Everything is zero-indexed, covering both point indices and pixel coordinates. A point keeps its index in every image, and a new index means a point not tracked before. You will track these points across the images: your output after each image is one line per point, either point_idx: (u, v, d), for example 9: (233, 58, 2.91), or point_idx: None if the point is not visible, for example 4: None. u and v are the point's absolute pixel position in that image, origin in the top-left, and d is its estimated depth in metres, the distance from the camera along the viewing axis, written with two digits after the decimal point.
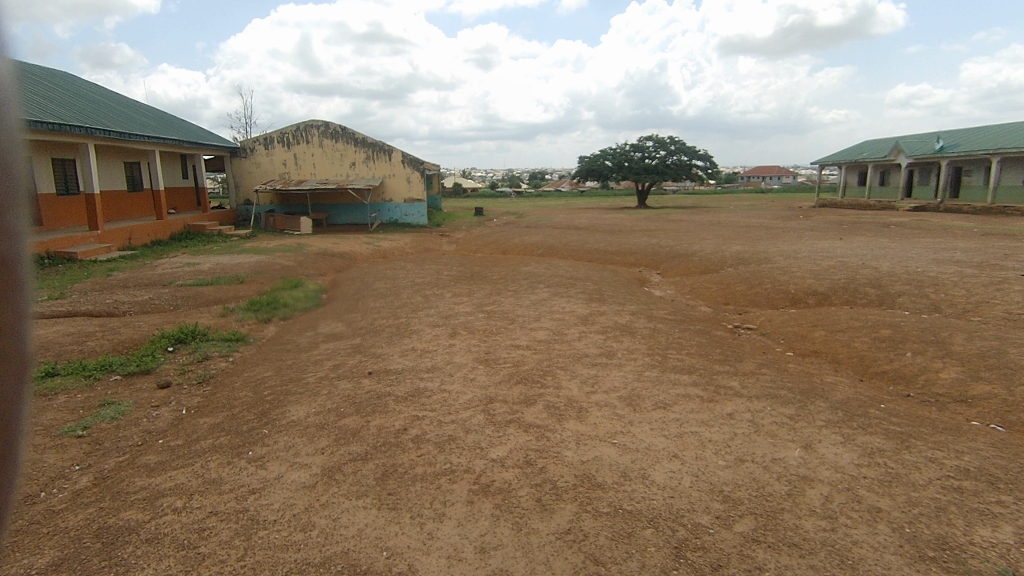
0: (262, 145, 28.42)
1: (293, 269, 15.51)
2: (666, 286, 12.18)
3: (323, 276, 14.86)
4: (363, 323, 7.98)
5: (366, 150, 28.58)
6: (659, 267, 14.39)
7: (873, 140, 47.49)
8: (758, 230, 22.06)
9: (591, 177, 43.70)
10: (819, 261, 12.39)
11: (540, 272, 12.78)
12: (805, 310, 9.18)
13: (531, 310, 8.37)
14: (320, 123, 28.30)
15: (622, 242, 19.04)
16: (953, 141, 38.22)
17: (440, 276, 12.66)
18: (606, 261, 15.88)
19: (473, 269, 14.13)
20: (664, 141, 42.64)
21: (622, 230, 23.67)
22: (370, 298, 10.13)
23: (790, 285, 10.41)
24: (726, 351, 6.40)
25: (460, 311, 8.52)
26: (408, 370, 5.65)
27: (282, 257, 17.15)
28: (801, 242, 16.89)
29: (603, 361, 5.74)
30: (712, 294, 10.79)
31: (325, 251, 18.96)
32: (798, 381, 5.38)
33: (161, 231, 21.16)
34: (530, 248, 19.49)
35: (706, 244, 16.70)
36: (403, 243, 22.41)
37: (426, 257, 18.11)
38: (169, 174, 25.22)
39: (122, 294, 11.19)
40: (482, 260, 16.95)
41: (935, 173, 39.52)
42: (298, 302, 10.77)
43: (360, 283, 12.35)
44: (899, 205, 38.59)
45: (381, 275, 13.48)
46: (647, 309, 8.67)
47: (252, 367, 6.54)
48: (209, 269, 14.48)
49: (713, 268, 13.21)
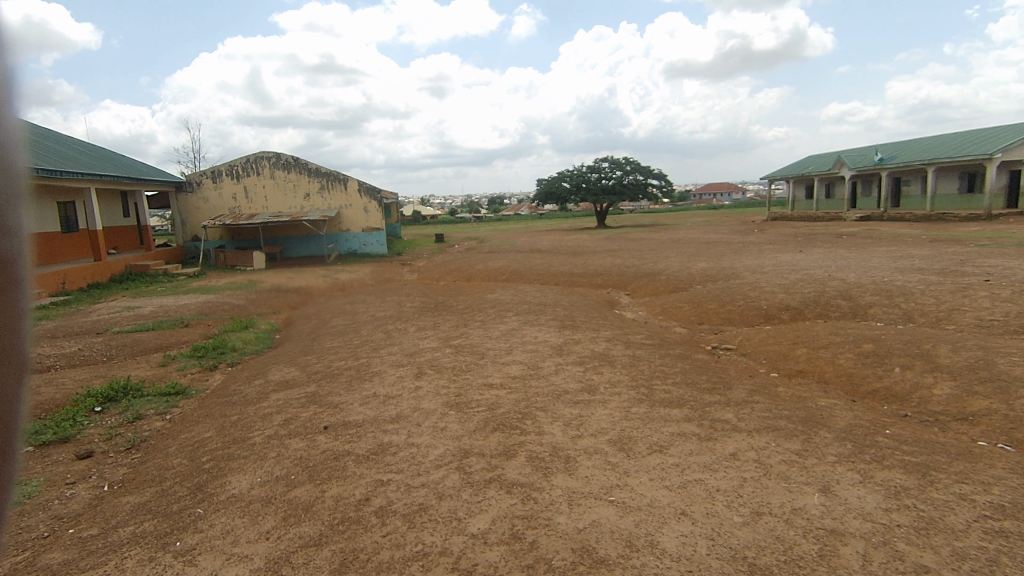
0: (209, 180, 27.28)
1: (244, 308, 14.57)
2: (637, 308, 11.88)
3: (277, 314, 13.99)
4: (319, 367, 7.28)
5: (320, 180, 27.78)
6: (627, 288, 14.13)
7: (816, 155, 49.50)
8: (719, 246, 22.25)
9: (550, 199, 43.85)
10: (786, 275, 12.35)
11: (507, 299, 12.31)
12: (781, 326, 8.99)
13: (501, 342, 7.86)
14: (271, 154, 27.41)
15: (587, 263, 18.81)
16: (891, 153, 40.12)
17: (403, 309, 12.03)
18: (573, 284, 15.54)
19: (436, 299, 13.54)
20: (620, 162, 43.31)
21: (585, 251, 23.52)
22: (327, 337, 9.41)
23: (761, 301, 10.26)
24: (712, 377, 6.05)
25: (426, 347, 7.93)
26: (369, 422, 5.02)
27: (231, 295, 16.16)
28: (763, 256, 17.00)
29: (585, 398, 5.26)
30: (685, 313, 10.54)
31: (279, 286, 18.04)
32: (794, 408, 5.03)
33: (99, 273, 19.78)
34: (493, 274, 19.03)
35: (671, 262, 16.59)
36: (362, 274, 21.61)
37: (387, 288, 17.42)
38: (108, 212, 23.80)
39: (49, 346, 10.13)
40: (446, 289, 16.38)
41: (877, 184, 41.30)
42: (248, 346, 9.95)
43: (317, 321, 11.61)
44: (847, 216, 40.04)
45: (339, 311, 12.75)
46: (622, 334, 8.29)
47: (190, 426, 5.78)
48: (150, 313, 13.42)
49: (682, 287, 13.01)
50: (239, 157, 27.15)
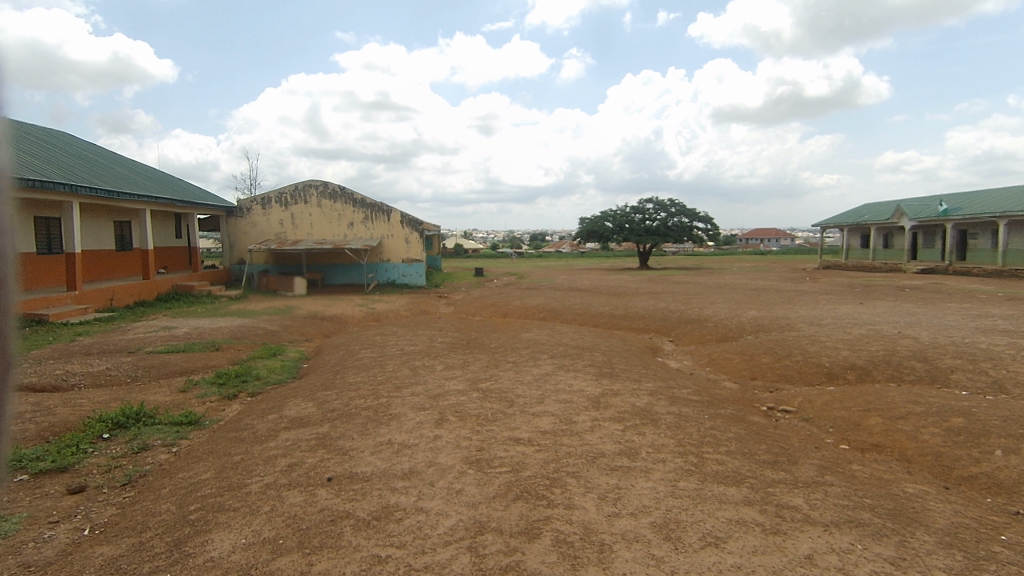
0: (259, 206, 28.06)
1: (277, 334, 14.44)
2: (681, 357, 11.09)
3: (308, 342, 13.78)
4: (337, 404, 6.82)
5: (364, 210, 28.19)
6: (671, 334, 13.34)
7: (873, 204, 47.62)
8: (770, 293, 21.13)
9: (592, 238, 43.35)
10: (848, 329, 11.35)
11: (542, 339, 11.71)
12: (846, 388, 8.05)
13: (533, 388, 7.24)
14: (319, 183, 28.03)
15: (629, 305, 18.09)
16: (956, 204, 38.15)
17: (433, 344, 11.59)
18: (613, 326, 14.84)
19: (469, 336, 13.07)
20: (665, 203, 42.66)
21: (627, 292, 22.79)
22: (351, 370, 8.99)
23: (822, 357, 9.33)
24: (772, 446, 5.26)
25: (451, 389, 7.39)
26: (377, 476, 4.47)
27: (267, 320, 16.12)
28: (819, 306, 15.91)
29: (625, 464, 4.56)
30: (735, 366, 9.68)
31: (315, 313, 17.97)
32: (877, 495, 4.21)
33: (147, 291, 20.26)
34: (531, 311, 18.50)
35: (718, 309, 15.70)
36: (398, 305, 21.44)
37: (422, 320, 17.11)
38: (161, 233, 24.61)
39: (78, 363, 10.07)
40: (481, 325, 15.92)
41: (940, 236, 39.22)
42: (272, 374, 9.63)
43: (345, 352, 11.26)
44: (907, 268, 38.02)
45: (369, 342, 12.41)
46: (667, 387, 7.55)
47: (191, 464, 5.35)
48: (185, 334, 13.40)
49: (731, 336, 12.15)
50: (289, 185, 27.88)
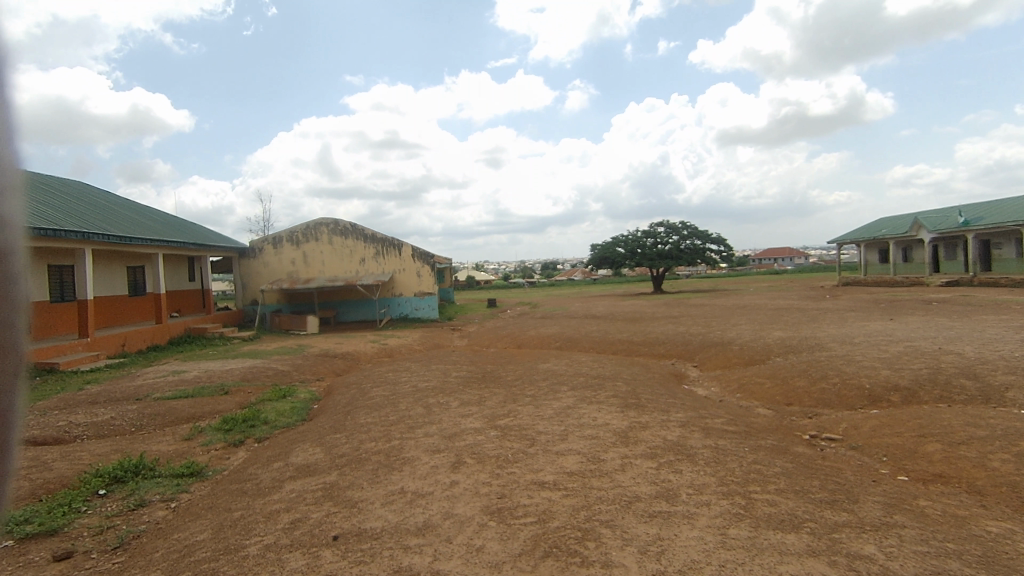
0: (271, 246, 28.15)
1: (288, 374, 14.10)
2: (708, 383, 10.53)
3: (320, 382, 13.41)
4: (347, 449, 6.39)
5: (375, 246, 28.16)
6: (695, 359, 12.79)
7: (889, 218, 46.88)
8: (792, 313, 20.49)
9: (604, 264, 42.94)
10: (884, 347, 10.72)
11: (561, 370, 11.21)
12: (893, 411, 7.45)
13: (555, 424, 6.76)
14: (330, 221, 28.13)
15: (647, 331, 17.56)
16: (976, 214, 37.37)
17: (448, 379, 11.16)
18: (633, 353, 14.32)
19: (484, 369, 12.62)
20: (676, 227, 42.32)
21: (644, 318, 22.25)
22: (363, 410, 8.57)
23: (862, 379, 8.73)
24: (827, 481, 4.71)
25: (467, 427, 6.92)
26: (388, 533, 4.01)
27: (278, 361, 15.81)
28: (848, 324, 15.25)
29: (665, 510, 4.07)
30: (767, 392, 9.09)
31: (327, 352, 17.65)
32: (960, 538, 3.66)
33: (159, 335, 20.14)
34: (546, 341, 18.01)
35: (742, 331, 15.11)
36: (411, 340, 21.09)
37: (435, 355, 16.71)
38: (174, 277, 24.67)
39: (83, 413, 9.75)
40: (496, 357, 15.47)
41: (962, 247, 38.34)
42: (281, 417, 9.22)
43: (357, 391, 10.86)
44: (930, 281, 37.10)
45: (381, 380, 12.01)
46: (699, 417, 7.01)
47: (189, 522, 4.93)
48: (194, 378, 13.10)
49: (759, 359, 11.58)
50: (300, 224, 28.00)
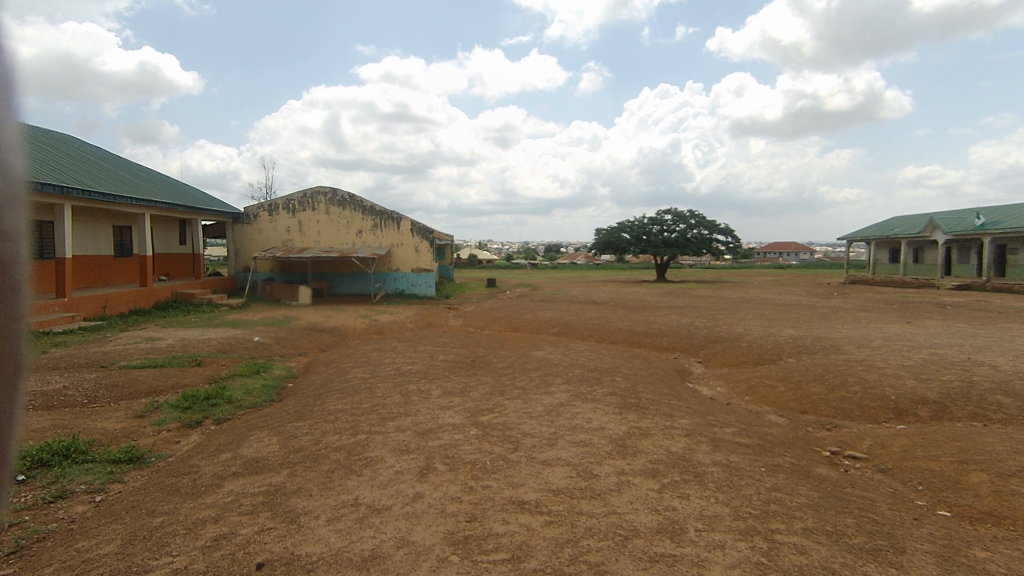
0: (266, 212, 27.29)
1: (268, 347, 13.36)
2: (713, 382, 9.75)
3: (300, 358, 12.66)
4: (306, 442, 5.62)
5: (373, 218, 27.24)
6: (699, 354, 12.01)
7: (903, 217, 45.73)
8: (802, 310, 19.62)
9: (608, 250, 41.95)
10: (907, 353, 9.86)
11: (555, 359, 10.40)
12: (922, 428, 6.64)
13: (545, 425, 5.98)
14: (328, 190, 27.18)
15: (650, 320, 16.74)
16: (995, 217, 36.26)
17: (435, 362, 10.39)
18: (634, 344, 13.54)
19: (475, 353, 11.85)
20: (684, 215, 41.26)
21: (646, 306, 21.44)
22: (336, 394, 7.82)
23: (885, 388, 7.92)
24: (863, 520, 3.93)
25: (445, 423, 6.14)
26: (325, 564, 3.24)
27: (260, 332, 15.05)
28: (863, 325, 14.38)
29: (670, 553, 3.29)
30: (780, 396, 8.29)
31: (313, 325, 16.88)
32: None
33: (143, 298, 19.36)
34: (544, 326, 17.21)
35: (750, 326, 14.30)
36: (404, 317, 20.33)
37: (426, 334, 15.94)
38: (163, 239, 23.84)
39: (35, 380, 9.00)
40: (490, 340, 14.71)
41: (977, 250, 37.32)
42: (248, 397, 8.45)
43: (335, 370, 10.11)
44: (941, 284, 36.16)
45: (364, 359, 11.25)
46: (706, 424, 6.22)
47: (104, 525, 4.17)
48: (167, 347, 12.35)
49: (769, 358, 10.79)
50: (297, 192, 27.08)
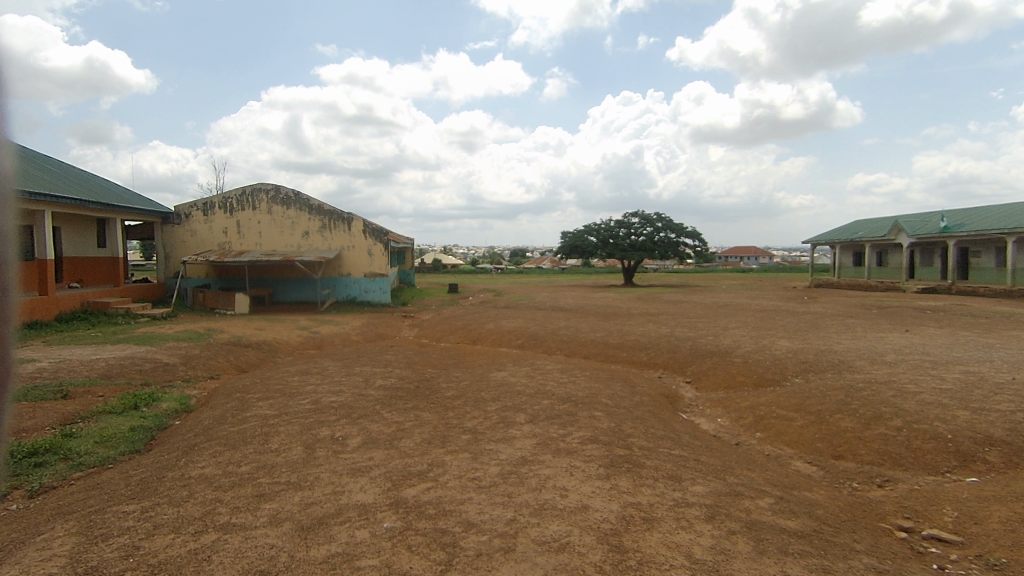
0: (200, 212, 24.57)
1: (171, 370, 10.99)
2: (711, 411, 8.01)
3: (208, 383, 10.35)
4: (109, 554, 3.45)
5: (321, 218, 24.81)
6: (686, 375, 10.27)
7: (866, 221, 45.69)
8: (783, 317, 18.20)
9: (575, 254, 40.27)
10: (935, 373, 8.27)
11: (519, 384, 8.48)
12: (1006, 483, 4.95)
13: (498, 508, 3.98)
14: (270, 187, 24.66)
15: (625, 330, 15.01)
16: (958, 220, 36.17)
17: (369, 390, 8.34)
18: (609, 361, 11.73)
19: (422, 375, 9.81)
20: (651, 217, 40.05)
21: (617, 314, 19.70)
22: (215, 448, 5.63)
23: (934, 423, 6.22)
24: None
25: (348, 505, 4.07)
26: None
27: (168, 349, 12.62)
28: (861, 335, 12.85)
29: None
30: (802, 434, 6.53)
31: (238, 340, 14.48)
32: None
33: (43, 311, 16.60)
34: (506, 337, 15.25)
35: (737, 338, 12.65)
36: (349, 328, 18.05)
37: (370, 349, 13.77)
38: (74, 240, 20.89)
39: None
40: (443, 356, 12.67)
41: (940, 254, 37.24)
42: (102, 446, 6.21)
43: (238, 402, 7.90)
44: (906, 286, 35.82)
45: (282, 384, 9.09)
46: (729, 493, 4.35)
47: None
48: (34, 372, 9.87)
49: (769, 378, 9.14)
50: (235, 188, 24.52)
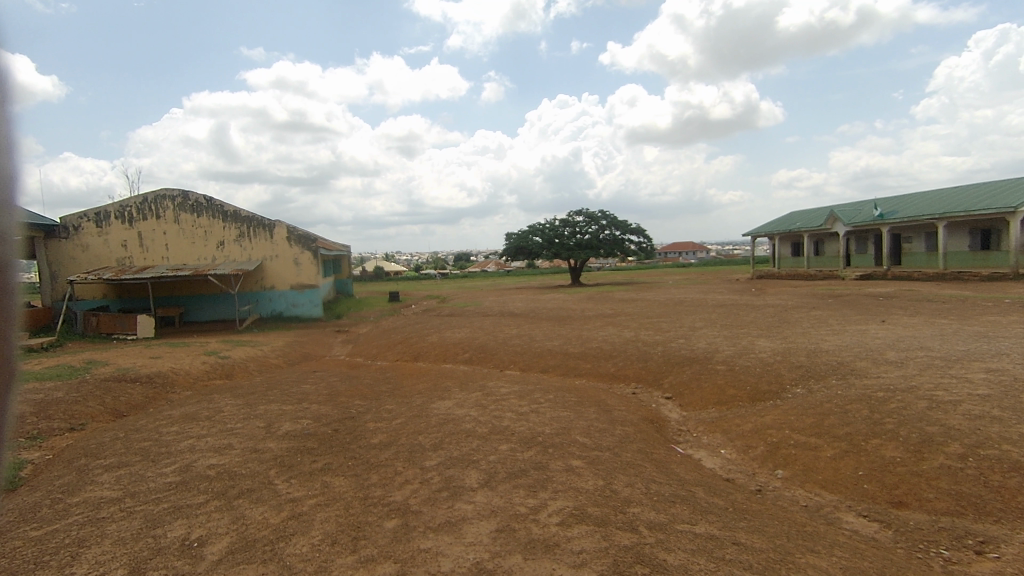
0: (92, 223, 21.18)
1: (14, 422, 8.40)
2: (708, 439, 6.41)
3: (61, 440, 7.88)
4: None
5: (238, 225, 22.03)
6: (663, 389, 8.71)
7: (802, 212, 46.48)
8: (744, 311, 17.10)
9: (520, 255, 38.59)
10: (959, 374, 6.99)
11: (467, 419, 6.62)
12: None
13: None
14: (176, 192, 21.67)
15: (583, 336, 13.38)
16: (891, 208, 36.98)
17: (268, 442, 6.24)
18: (572, 377, 10.02)
19: (344, 412, 7.75)
20: (595, 215, 38.96)
21: (571, 317, 18.12)
22: None
23: (1005, 447, 4.81)
24: None
25: None
26: None
27: (21, 393, 9.91)
28: (841, 329, 11.70)
29: None
30: (839, 471, 5.02)
31: (123, 373, 11.85)
32: None
33: None
34: (451, 352, 13.32)
35: (710, 339, 11.22)
36: (269, 349, 15.61)
37: (288, 376, 11.51)
38: None
39: None
40: (377, 379, 10.65)
41: (874, 241, 38.05)
42: None
43: (76, 475, 5.62)
44: (846, 274, 36.23)
45: (154, 438, 6.82)
46: None
47: None
48: None
49: (763, 389, 7.68)
50: (134, 195, 21.39)
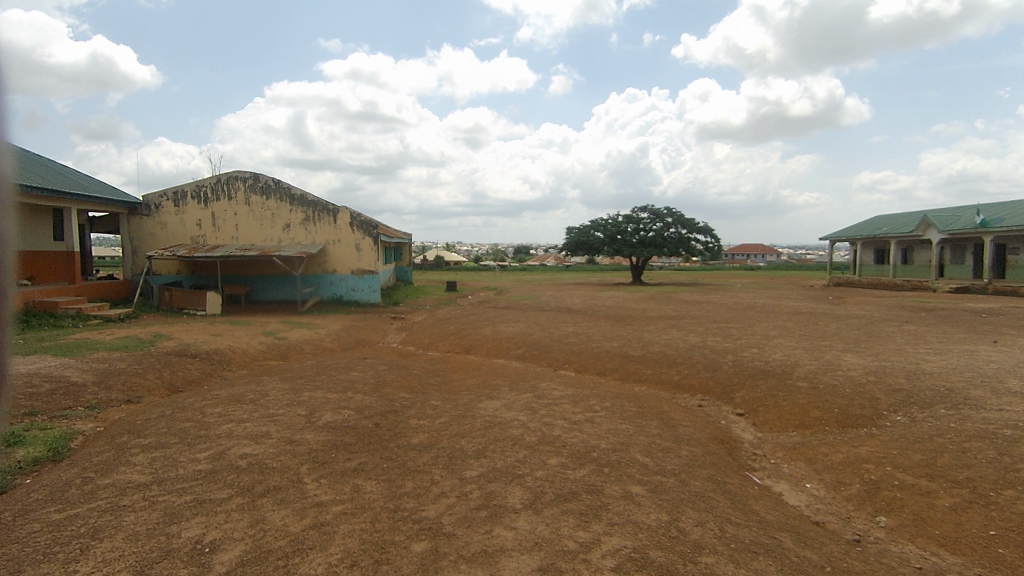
0: (171, 202, 22.19)
1: (76, 391, 8.59)
2: (789, 469, 5.56)
3: (115, 412, 7.95)
4: None
5: (303, 208, 22.44)
6: (733, 404, 7.83)
7: (890, 216, 42.90)
8: (824, 321, 15.64)
9: (580, 251, 37.69)
10: None
11: (515, 424, 6.07)
12: None
13: None
14: (248, 174, 22.32)
15: (644, 338, 12.55)
16: (996, 215, 33.37)
17: (306, 433, 5.93)
18: (631, 382, 9.27)
19: (387, 405, 7.39)
20: (661, 212, 37.47)
21: (632, 317, 17.22)
22: None
23: None
24: None
25: None
26: None
27: (88, 362, 10.23)
28: (943, 348, 10.29)
29: None
30: (962, 527, 4.12)
31: (184, 348, 12.10)
32: None
33: None
34: (504, 346, 12.82)
35: (788, 351, 10.14)
36: (325, 332, 15.69)
37: (339, 361, 11.38)
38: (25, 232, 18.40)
39: None
40: (426, 370, 10.31)
41: (973, 251, 34.51)
42: None
43: (115, 453, 5.49)
44: (938, 285, 33.05)
45: (197, 418, 6.68)
46: None
47: None
48: None
49: (855, 414, 6.69)
50: (209, 176, 22.21)
